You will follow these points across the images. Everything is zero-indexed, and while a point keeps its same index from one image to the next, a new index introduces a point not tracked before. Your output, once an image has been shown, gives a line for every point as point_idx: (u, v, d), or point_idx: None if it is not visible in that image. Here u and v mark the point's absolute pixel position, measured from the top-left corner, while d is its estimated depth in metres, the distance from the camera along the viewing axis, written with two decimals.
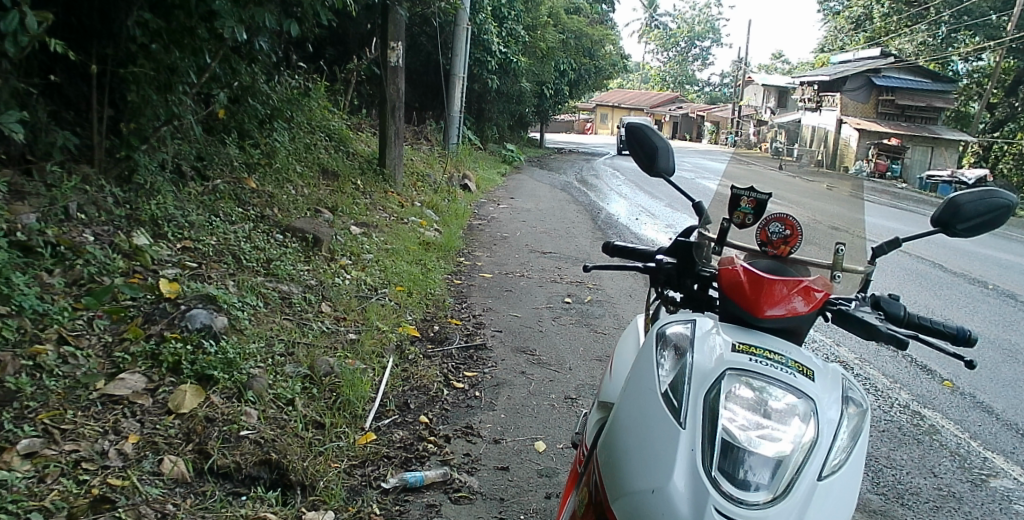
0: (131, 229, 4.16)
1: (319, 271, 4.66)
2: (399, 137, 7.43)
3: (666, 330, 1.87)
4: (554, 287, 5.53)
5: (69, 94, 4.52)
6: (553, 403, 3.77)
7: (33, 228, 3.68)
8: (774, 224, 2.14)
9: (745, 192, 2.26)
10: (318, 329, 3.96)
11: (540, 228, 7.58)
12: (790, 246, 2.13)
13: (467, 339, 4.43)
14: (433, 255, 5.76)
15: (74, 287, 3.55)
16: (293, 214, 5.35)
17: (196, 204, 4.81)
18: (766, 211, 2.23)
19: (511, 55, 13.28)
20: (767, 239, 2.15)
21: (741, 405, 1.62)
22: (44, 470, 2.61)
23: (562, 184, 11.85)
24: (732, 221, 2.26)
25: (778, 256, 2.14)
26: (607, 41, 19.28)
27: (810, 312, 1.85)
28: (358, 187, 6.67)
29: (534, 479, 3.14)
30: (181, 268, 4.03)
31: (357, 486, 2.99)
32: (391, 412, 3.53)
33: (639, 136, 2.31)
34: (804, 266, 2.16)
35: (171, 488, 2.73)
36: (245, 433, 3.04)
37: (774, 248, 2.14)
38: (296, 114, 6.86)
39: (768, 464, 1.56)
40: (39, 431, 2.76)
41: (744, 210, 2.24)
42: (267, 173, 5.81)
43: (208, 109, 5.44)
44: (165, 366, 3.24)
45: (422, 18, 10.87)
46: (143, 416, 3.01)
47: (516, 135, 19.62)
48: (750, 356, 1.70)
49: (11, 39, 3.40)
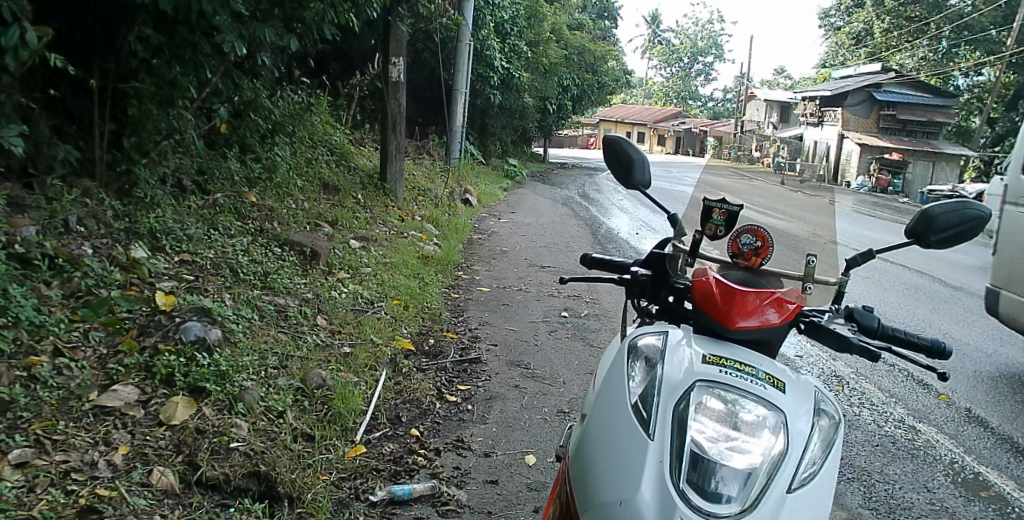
0: (129, 242, 4.20)
1: (316, 284, 4.69)
2: (400, 152, 7.47)
3: (638, 342, 1.87)
4: (551, 301, 5.52)
5: (72, 108, 4.59)
6: (545, 417, 3.77)
7: (31, 241, 3.73)
8: (746, 235, 2.14)
9: (717, 204, 2.22)
10: (312, 342, 3.97)
11: (540, 242, 7.59)
12: (762, 258, 2.13)
13: (462, 353, 4.43)
14: (431, 269, 5.77)
15: (71, 299, 3.59)
16: (292, 228, 5.38)
17: (196, 218, 4.85)
18: (737, 223, 2.20)
19: (513, 70, 13.41)
20: (738, 250, 2.14)
21: (711, 417, 1.61)
22: (34, 480, 2.63)
23: (563, 198, 11.92)
24: (704, 233, 2.24)
25: (750, 268, 2.14)
26: (610, 57, 19.40)
27: (782, 324, 1.85)
28: (359, 201, 6.70)
29: (524, 493, 3.13)
30: (178, 281, 4.06)
31: (344, 499, 2.99)
32: (382, 425, 3.53)
33: (615, 149, 2.33)
34: (779, 280, 2.14)
35: (160, 498, 2.74)
36: (235, 445, 3.04)
37: (745, 259, 2.14)
38: (298, 129, 6.91)
39: (738, 476, 1.55)
40: (31, 441, 2.78)
41: (715, 222, 2.21)
42: (269, 187, 5.85)
43: (209, 124, 5.50)
44: (159, 378, 3.26)
45: (425, 33, 11.03)
46: (135, 427, 3.03)
47: (519, 150, 19.61)
48: (721, 367, 1.70)
49: (12, 53, 3.46)
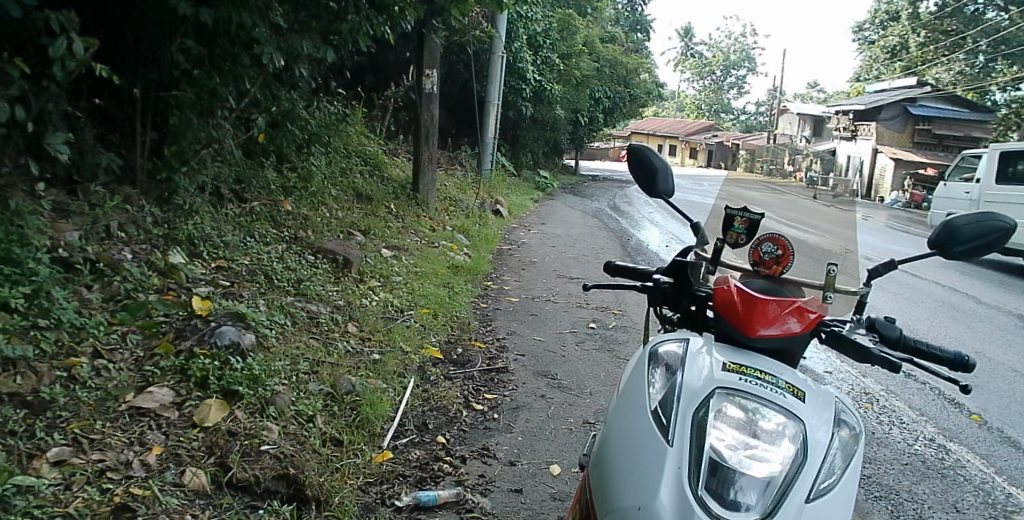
0: (167, 248, 4.32)
1: (347, 292, 4.76)
2: (432, 162, 7.56)
3: (659, 350, 1.90)
4: (579, 312, 5.54)
5: (116, 117, 4.74)
6: (571, 427, 3.79)
7: (74, 245, 3.90)
8: (767, 244, 2.18)
9: (739, 212, 2.26)
10: (342, 349, 4.03)
11: (569, 253, 7.61)
12: (782, 266, 2.17)
13: (489, 362, 4.46)
14: (461, 278, 5.83)
15: (110, 302, 3.72)
16: (325, 236, 5.47)
17: (233, 225, 4.96)
18: (759, 231, 2.23)
19: (545, 82, 13.48)
20: (759, 258, 2.19)
21: (730, 424, 1.63)
22: (71, 478, 2.72)
23: (593, 210, 11.93)
24: (726, 240, 2.28)
25: (771, 277, 2.18)
26: (641, 69, 19.43)
27: (803, 333, 1.88)
28: (390, 211, 6.79)
29: (547, 502, 3.15)
30: (214, 286, 4.16)
31: (370, 504, 3.04)
32: (409, 432, 3.57)
33: (639, 158, 2.36)
34: (796, 286, 2.18)
35: (191, 499, 2.81)
36: (265, 447, 3.11)
37: (766, 267, 2.18)
38: (333, 139, 7.02)
39: (756, 484, 1.57)
40: (69, 440, 2.88)
41: (737, 230, 2.25)
42: (303, 196, 5.96)
43: (247, 133, 5.63)
44: (193, 381, 3.34)
45: (458, 45, 11.14)
46: (169, 428, 3.11)
47: (551, 162, 19.65)
48: (741, 375, 1.72)
49: (60, 64, 3.60)
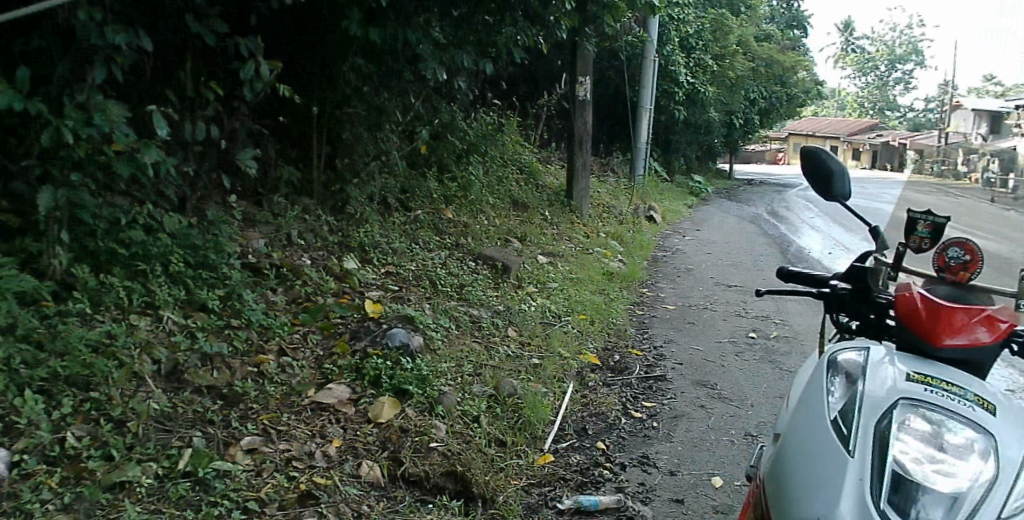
0: (342, 254, 4.64)
1: (506, 297, 4.88)
2: (586, 169, 7.61)
3: (838, 361, 1.89)
4: (738, 321, 5.40)
5: (294, 133, 5.10)
6: (732, 439, 3.71)
7: (261, 252, 4.30)
8: (954, 249, 2.02)
9: (923, 216, 2.15)
10: (504, 353, 4.14)
11: (727, 261, 7.41)
12: (971, 272, 1.99)
13: (647, 370, 4.45)
14: (616, 285, 5.84)
15: (293, 305, 4.06)
16: (485, 243, 5.63)
17: (400, 233, 5.23)
18: (945, 235, 2.10)
19: (699, 84, 13.21)
20: (944, 264, 2.02)
21: (914, 435, 1.57)
22: (261, 465, 3.03)
23: (750, 215, 11.55)
24: (908, 245, 2.16)
25: (958, 283, 2.01)
26: (799, 67, 18.63)
27: (995, 344, 1.79)
28: (546, 218, 6.91)
29: (710, 514, 3.10)
30: (384, 291, 4.40)
31: (534, 505, 3.11)
32: (570, 436, 3.64)
33: (813, 160, 2.29)
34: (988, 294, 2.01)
35: (367, 490, 3.01)
36: (434, 445, 3.26)
37: (953, 274, 2.01)
38: (490, 148, 7.22)
39: (944, 501, 1.48)
40: (260, 429, 3.24)
41: (921, 234, 2.13)
42: (464, 204, 6.17)
43: (412, 145, 5.92)
44: (368, 379, 3.59)
45: (610, 51, 11.16)
46: (346, 423, 3.36)
47: (704, 166, 19.20)
48: (926, 386, 1.68)
49: (251, 87, 3.97)
